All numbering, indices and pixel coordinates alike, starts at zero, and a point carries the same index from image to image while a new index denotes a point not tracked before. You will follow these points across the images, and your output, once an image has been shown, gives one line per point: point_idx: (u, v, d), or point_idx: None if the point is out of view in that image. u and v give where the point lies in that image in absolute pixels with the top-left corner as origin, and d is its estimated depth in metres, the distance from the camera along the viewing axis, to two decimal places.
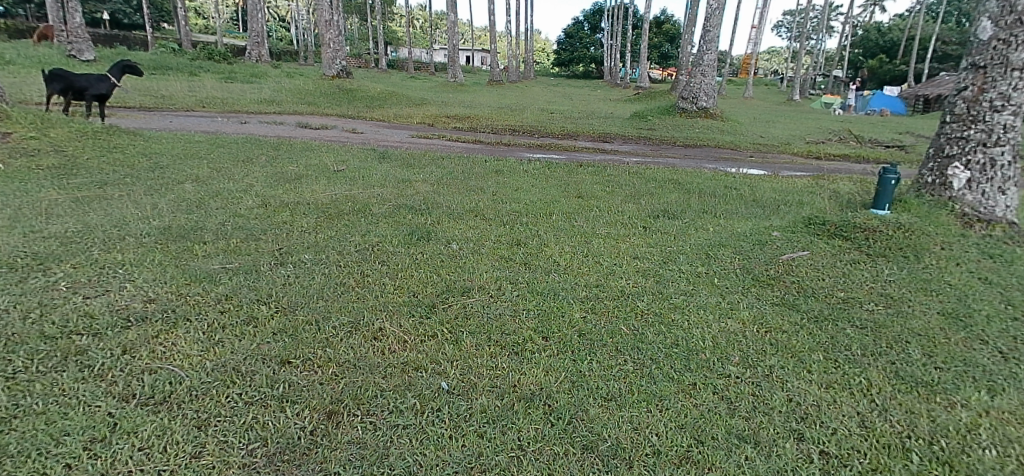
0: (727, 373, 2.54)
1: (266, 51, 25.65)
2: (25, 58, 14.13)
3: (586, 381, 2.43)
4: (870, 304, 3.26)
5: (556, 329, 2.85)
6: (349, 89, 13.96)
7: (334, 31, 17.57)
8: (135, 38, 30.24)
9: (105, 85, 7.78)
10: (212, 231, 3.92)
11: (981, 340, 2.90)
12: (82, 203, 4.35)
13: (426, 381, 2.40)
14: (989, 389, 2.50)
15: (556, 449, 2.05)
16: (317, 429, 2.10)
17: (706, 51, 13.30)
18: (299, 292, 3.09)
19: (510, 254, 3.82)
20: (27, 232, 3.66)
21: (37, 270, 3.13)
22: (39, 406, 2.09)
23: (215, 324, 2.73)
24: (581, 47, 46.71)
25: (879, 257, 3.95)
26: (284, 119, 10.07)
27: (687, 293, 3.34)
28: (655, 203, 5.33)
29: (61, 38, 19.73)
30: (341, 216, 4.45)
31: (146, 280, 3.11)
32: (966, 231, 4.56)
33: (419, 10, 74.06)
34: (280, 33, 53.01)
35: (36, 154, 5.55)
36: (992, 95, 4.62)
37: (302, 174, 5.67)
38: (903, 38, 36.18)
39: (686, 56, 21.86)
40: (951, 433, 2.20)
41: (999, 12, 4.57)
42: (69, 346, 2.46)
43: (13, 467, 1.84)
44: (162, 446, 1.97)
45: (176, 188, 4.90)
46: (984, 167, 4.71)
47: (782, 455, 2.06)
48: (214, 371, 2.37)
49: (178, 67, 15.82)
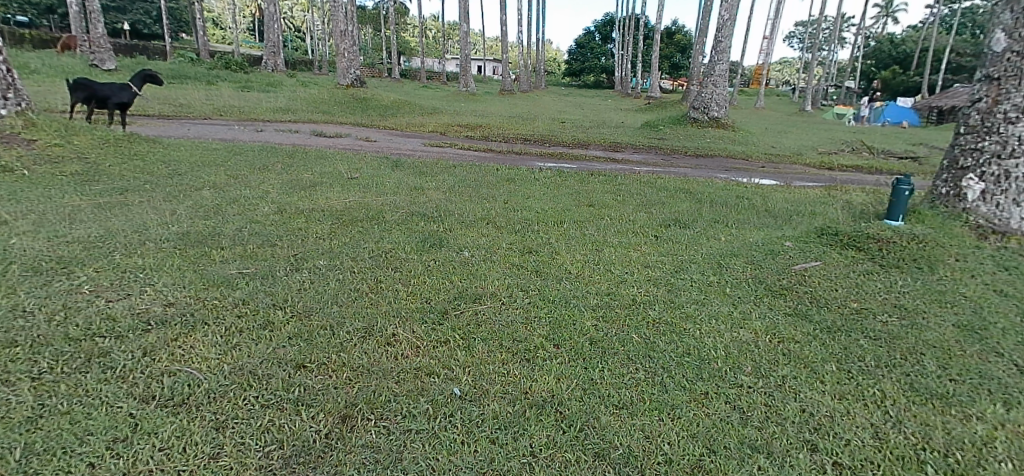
0: (741, 382, 2.54)
1: (281, 61, 26.05)
2: (49, 67, 14.50)
3: (598, 389, 2.45)
4: (883, 316, 3.25)
5: (568, 336, 2.87)
6: (363, 98, 14.16)
7: (348, 40, 17.86)
8: (156, 48, 30.88)
9: (127, 93, 7.91)
10: (230, 237, 3.99)
11: (997, 353, 2.88)
12: (105, 210, 4.43)
13: (438, 387, 2.42)
14: (1005, 402, 2.48)
15: (568, 456, 2.07)
16: (332, 432, 2.13)
17: (718, 61, 13.29)
18: (315, 297, 3.15)
19: (521, 262, 3.86)
20: (51, 236, 3.76)
21: (61, 274, 3.21)
22: (64, 406, 2.14)
23: (232, 327, 2.79)
24: (592, 57, 46.89)
25: (892, 269, 3.94)
26: (299, 128, 10.22)
27: (699, 301, 3.35)
28: (666, 211, 5.36)
29: (84, 48, 20.18)
30: (355, 223, 4.50)
31: (166, 284, 3.18)
32: (981, 242, 4.48)
33: (433, 20, 75.17)
34: (295, 43, 53.94)
35: (61, 162, 5.68)
36: (1006, 106, 4.60)
37: (317, 182, 5.75)
38: (916, 49, 35.93)
39: (698, 66, 22.00)
40: (967, 446, 2.19)
41: (1013, 25, 4.65)
42: (92, 347, 2.52)
43: (39, 466, 1.88)
44: (182, 447, 2.01)
45: (194, 195, 4.97)
46: (998, 179, 4.62)
47: (794, 465, 2.06)
48: (232, 374, 2.42)
49: (196, 76, 16.11)
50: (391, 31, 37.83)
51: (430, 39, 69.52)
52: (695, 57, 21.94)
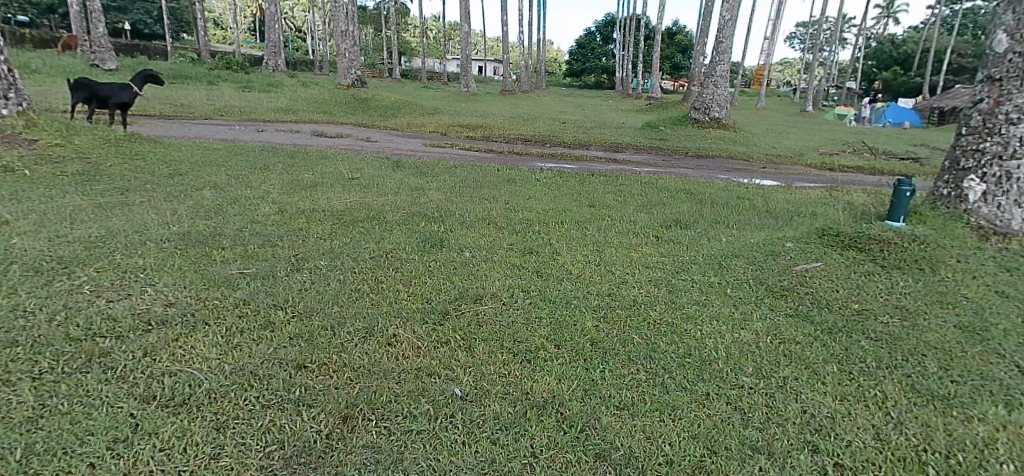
0: (742, 383, 2.54)
1: (282, 61, 26.05)
2: (50, 67, 14.50)
3: (599, 389, 2.45)
4: (885, 317, 3.24)
5: (569, 337, 2.87)
6: (364, 98, 14.16)
7: (349, 40, 17.87)
8: (156, 48, 30.89)
9: (128, 93, 7.92)
10: (231, 237, 3.99)
11: (999, 354, 2.87)
12: (106, 210, 4.43)
13: (439, 387, 2.42)
14: (1006, 403, 2.48)
15: (569, 457, 2.06)
16: (333, 433, 2.13)
17: (719, 62, 13.28)
18: (315, 298, 3.14)
19: (522, 262, 3.86)
20: (52, 236, 3.76)
21: (62, 274, 3.21)
22: (64, 406, 2.14)
23: (232, 328, 2.78)
24: (593, 58, 46.90)
25: (894, 270, 3.93)
26: (300, 128, 10.22)
27: (700, 302, 3.34)
28: (667, 212, 5.35)
29: (85, 48, 20.18)
30: (356, 223, 4.50)
31: (167, 284, 3.18)
32: (982, 244, 4.48)
33: (434, 20, 75.17)
34: (296, 43, 53.95)
35: (62, 162, 5.67)
36: (1008, 107, 4.60)
37: (318, 182, 5.75)
38: (917, 50, 35.89)
39: (698, 67, 22.00)
40: (969, 447, 2.19)
41: (1015, 25, 4.65)
42: (93, 347, 2.52)
43: (40, 466, 1.88)
44: (183, 447, 2.01)
45: (195, 195, 4.97)
46: (1000, 180, 4.61)
47: (795, 467, 2.06)
48: (233, 374, 2.41)
49: (197, 76, 16.11)
50: (391, 31, 37.86)
51: (431, 40, 69.52)
52: (696, 58, 21.93)
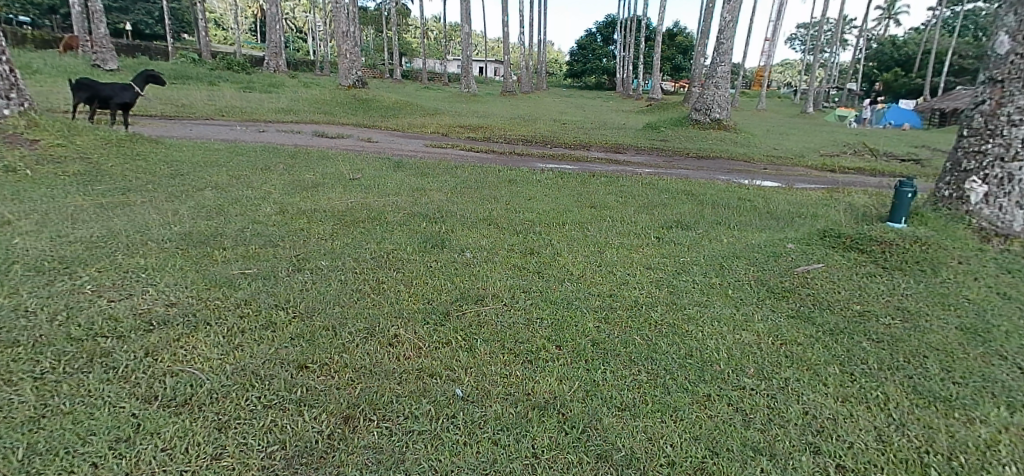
0: (744, 385, 2.54)
1: (283, 62, 26.07)
2: (51, 67, 14.51)
3: (600, 390, 2.44)
4: (886, 318, 3.24)
5: (570, 338, 2.87)
6: (365, 99, 14.18)
7: (350, 41, 17.88)
8: (157, 48, 30.87)
9: (129, 93, 7.93)
10: (232, 237, 3.99)
11: (1001, 356, 2.87)
12: (107, 209, 4.43)
13: (440, 388, 2.42)
14: (1008, 405, 2.47)
15: (570, 457, 2.06)
16: (335, 433, 2.13)
17: (719, 63, 13.30)
18: (316, 298, 3.14)
19: (523, 263, 3.86)
20: (54, 236, 3.76)
21: (63, 274, 3.21)
22: (66, 406, 2.14)
23: (234, 328, 2.78)
24: (594, 59, 46.91)
25: (895, 271, 3.93)
26: (300, 128, 10.21)
27: (701, 304, 3.34)
28: (668, 213, 5.35)
29: (87, 48, 20.21)
30: (357, 224, 4.51)
31: (168, 284, 3.18)
32: (983, 245, 4.47)
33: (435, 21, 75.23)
34: (297, 44, 53.97)
35: (63, 162, 5.68)
36: (1009, 109, 4.59)
37: (319, 183, 5.75)
38: (918, 51, 35.85)
39: (699, 68, 22.01)
40: (971, 449, 2.19)
41: (1017, 27, 4.64)
42: (94, 347, 2.52)
43: (42, 466, 1.88)
44: (184, 447, 2.01)
45: (196, 196, 4.97)
46: (1001, 182, 4.61)
47: (797, 468, 2.06)
48: (234, 374, 2.41)
49: (198, 77, 16.12)
50: (392, 31, 37.85)
51: (431, 40, 69.55)
52: (697, 59, 21.93)
